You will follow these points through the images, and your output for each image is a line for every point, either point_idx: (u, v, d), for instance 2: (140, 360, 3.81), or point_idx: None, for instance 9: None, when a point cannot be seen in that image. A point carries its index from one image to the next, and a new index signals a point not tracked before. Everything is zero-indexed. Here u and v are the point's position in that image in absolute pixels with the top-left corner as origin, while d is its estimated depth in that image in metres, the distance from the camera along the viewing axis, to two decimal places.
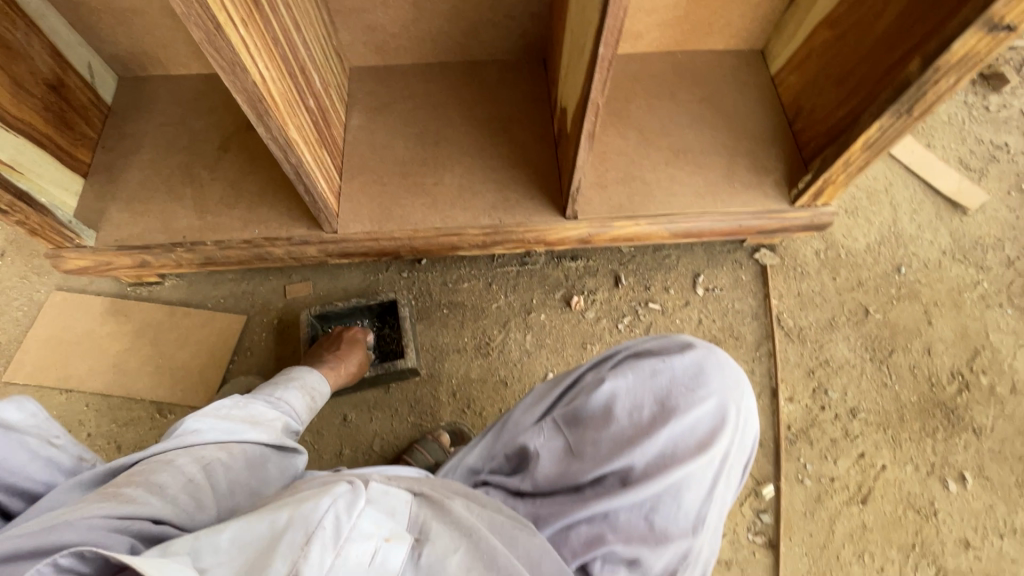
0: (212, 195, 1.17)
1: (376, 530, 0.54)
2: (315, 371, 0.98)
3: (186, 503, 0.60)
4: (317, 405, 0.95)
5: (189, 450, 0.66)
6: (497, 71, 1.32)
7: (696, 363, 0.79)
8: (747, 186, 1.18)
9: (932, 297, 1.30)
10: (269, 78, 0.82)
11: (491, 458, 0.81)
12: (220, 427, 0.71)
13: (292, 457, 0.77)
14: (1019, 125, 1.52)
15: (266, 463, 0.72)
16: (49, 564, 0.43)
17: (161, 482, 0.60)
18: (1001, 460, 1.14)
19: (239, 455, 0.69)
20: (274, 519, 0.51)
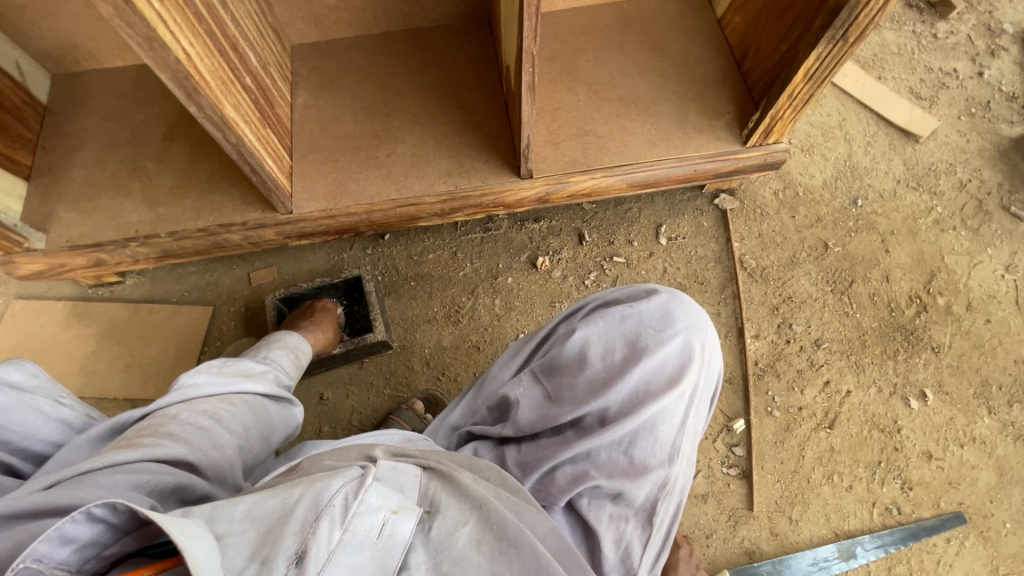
0: (162, 186, 1.15)
1: (384, 502, 0.54)
2: (298, 334, 0.98)
3: (201, 443, 0.62)
4: (303, 367, 0.95)
5: (191, 404, 0.67)
6: (443, 36, 1.30)
7: (662, 306, 0.77)
8: (699, 130, 1.19)
9: (888, 226, 1.33)
10: (194, 55, 0.80)
11: (473, 413, 0.82)
12: (216, 381, 0.72)
13: (288, 407, 0.80)
14: (967, 50, 1.53)
15: (266, 410, 0.75)
16: (84, 513, 0.44)
17: (172, 433, 0.61)
18: (959, 375, 1.18)
19: (241, 405, 0.71)
20: (286, 495, 0.52)
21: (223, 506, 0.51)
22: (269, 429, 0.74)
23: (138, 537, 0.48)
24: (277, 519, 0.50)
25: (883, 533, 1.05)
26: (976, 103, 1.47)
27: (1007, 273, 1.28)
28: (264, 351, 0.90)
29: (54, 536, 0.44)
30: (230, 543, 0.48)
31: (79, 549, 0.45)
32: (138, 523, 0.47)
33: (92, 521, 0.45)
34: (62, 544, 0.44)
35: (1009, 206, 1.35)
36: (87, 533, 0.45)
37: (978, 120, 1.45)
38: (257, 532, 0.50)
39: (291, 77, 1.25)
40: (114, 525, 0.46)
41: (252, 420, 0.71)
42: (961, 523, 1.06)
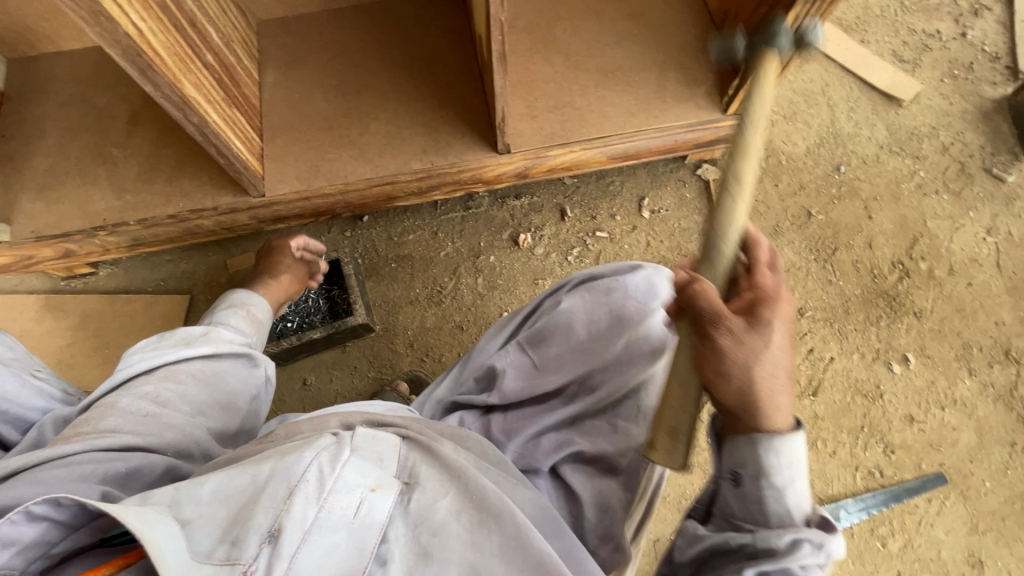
0: (128, 173, 1.11)
1: (361, 479, 0.52)
2: (250, 293, 0.93)
3: (149, 427, 0.62)
4: (266, 321, 0.92)
5: (135, 388, 0.67)
6: (414, 8, 1.26)
7: (647, 281, 0.78)
8: (679, 98, 1.16)
9: (871, 192, 1.32)
10: (147, 31, 0.76)
11: (458, 385, 0.80)
12: (155, 357, 0.71)
13: (256, 365, 0.79)
14: (950, 10, 1.51)
15: (223, 377, 0.74)
16: (22, 512, 0.46)
17: (114, 423, 0.61)
18: (941, 338, 1.19)
19: (188, 377, 0.70)
20: (256, 472, 0.51)
21: (188, 487, 0.51)
22: (232, 396, 0.74)
23: (89, 531, 0.50)
24: (247, 499, 0.49)
25: (865, 496, 1.06)
26: (959, 64, 1.45)
27: (988, 236, 1.28)
28: (215, 314, 0.87)
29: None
30: (199, 526, 0.48)
31: (24, 549, 0.47)
32: (85, 518, 0.49)
33: (33, 521, 0.46)
34: (1, 548, 0.46)
35: (991, 168, 1.34)
36: (31, 534, 0.47)
37: (961, 83, 1.43)
38: (227, 514, 0.49)
39: (258, 54, 1.21)
40: (59, 522, 0.48)
41: (205, 391, 0.71)
42: (942, 484, 1.07)
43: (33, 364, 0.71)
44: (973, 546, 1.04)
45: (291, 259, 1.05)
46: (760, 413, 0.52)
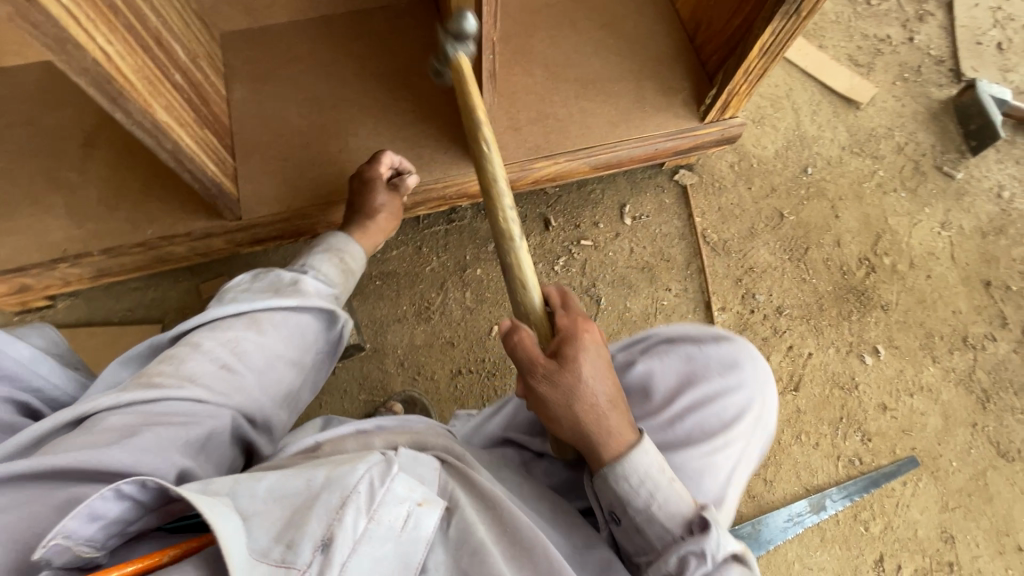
0: (88, 199, 1.04)
1: (408, 494, 0.53)
2: (348, 238, 0.99)
3: (227, 381, 0.68)
4: (354, 270, 0.96)
5: (218, 331, 0.72)
6: (388, 20, 1.23)
7: (731, 357, 0.81)
8: (657, 108, 1.19)
9: (836, 192, 1.39)
10: (114, 55, 0.71)
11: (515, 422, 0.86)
12: (243, 301, 0.77)
13: (330, 322, 0.84)
14: (897, 16, 1.59)
15: (298, 331, 0.79)
16: (113, 489, 0.46)
17: (194, 369, 0.66)
18: (907, 329, 1.27)
19: (268, 327, 0.76)
20: (311, 478, 0.52)
21: (247, 479, 0.51)
22: (303, 349, 0.79)
23: (159, 514, 0.51)
24: (301, 503, 0.49)
25: (848, 483, 1.12)
26: (908, 68, 1.54)
27: (943, 230, 1.36)
28: (311, 255, 0.93)
29: (83, 513, 0.45)
30: (255, 523, 0.48)
31: (107, 524, 0.47)
32: (162, 500, 0.50)
33: (120, 498, 0.47)
34: (89, 522, 0.46)
35: (942, 165, 1.43)
36: (115, 510, 0.47)
37: (911, 85, 1.52)
38: (281, 515, 0.49)
39: (224, 68, 1.15)
40: (139, 501, 0.49)
41: (282, 343, 0.76)
42: (914, 467, 1.14)
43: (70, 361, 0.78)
44: (945, 523, 1.11)
45: (383, 195, 1.03)
46: (595, 450, 0.65)
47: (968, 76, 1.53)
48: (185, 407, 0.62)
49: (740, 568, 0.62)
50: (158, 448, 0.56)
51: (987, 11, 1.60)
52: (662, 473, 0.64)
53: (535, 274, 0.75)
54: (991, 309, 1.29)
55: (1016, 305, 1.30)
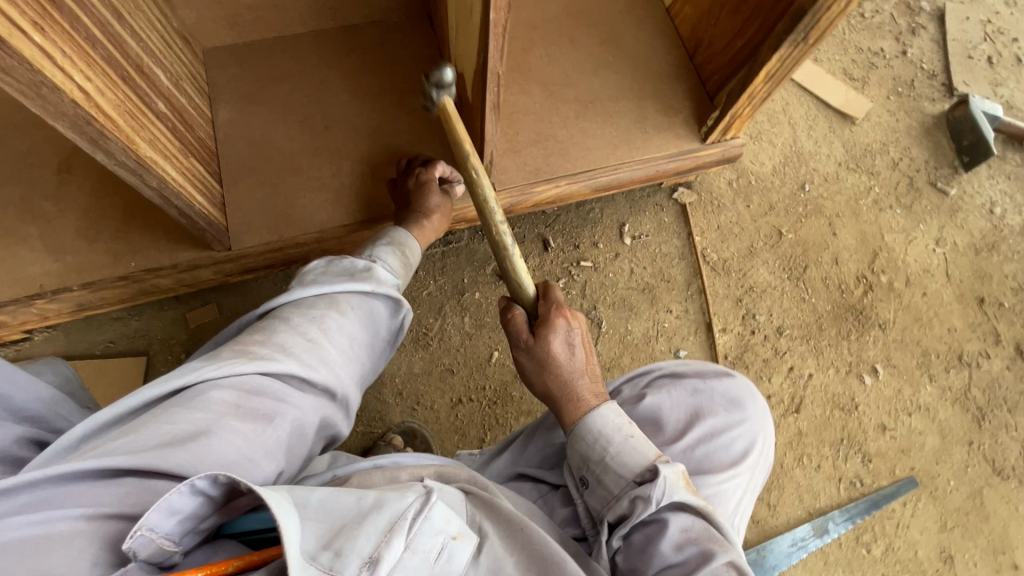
0: (66, 230, 0.98)
1: (446, 526, 0.54)
2: (410, 234, 0.95)
3: (309, 360, 0.69)
4: (414, 262, 0.94)
5: (300, 311, 0.74)
6: (380, 34, 1.18)
7: (733, 392, 0.81)
8: (658, 128, 1.16)
9: (834, 209, 1.39)
10: (92, 91, 0.66)
11: (528, 456, 0.87)
12: (321, 284, 0.78)
13: (400, 310, 0.84)
14: (891, 29, 1.59)
15: (371, 316, 0.80)
16: (188, 485, 0.46)
17: (280, 347, 0.68)
18: (904, 347, 1.27)
19: (346, 310, 0.76)
20: (361, 497, 0.53)
21: (301, 489, 0.52)
22: (376, 333, 0.80)
23: (224, 511, 0.51)
24: (351, 518, 0.50)
25: (850, 505, 1.13)
26: (902, 82, 1.54)
27: (937, 247, 1.37)
28: (374, 247, 0.90)
29: (162, 507, 0.45)
30: (308, 527, 0.49)
31: (183, 520, 0.47)
32: (232, 496, 0.50)
33: (195, 493, 0.47)
34: (168, 516, 0.46)
35: (936, 182, 1.44)
36: (190, 505, 0.47)
37: (905, 100, 1.52)
38: (329, 528, 0.49)
39: (208, 88, 1.09)
40: (211, 497, 0.48)
41: (358, 327, 0.77)
42: (914, 487, 1.15)
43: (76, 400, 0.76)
44: (944, 543, 1.13)
45: (434, 194, 0.99)
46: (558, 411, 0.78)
47: (960, 90, 1.54)
48: (274, 388, 0.64)
49: (693, 517, 0.67)
50: (254, 430, 0.58)
51: (978, 25, 1.61)
52: (624, 426, 0.73)
53: (527, 272, 0.80)
54: (985, 326, 1.31)
55: (1008, 322, 1.31)
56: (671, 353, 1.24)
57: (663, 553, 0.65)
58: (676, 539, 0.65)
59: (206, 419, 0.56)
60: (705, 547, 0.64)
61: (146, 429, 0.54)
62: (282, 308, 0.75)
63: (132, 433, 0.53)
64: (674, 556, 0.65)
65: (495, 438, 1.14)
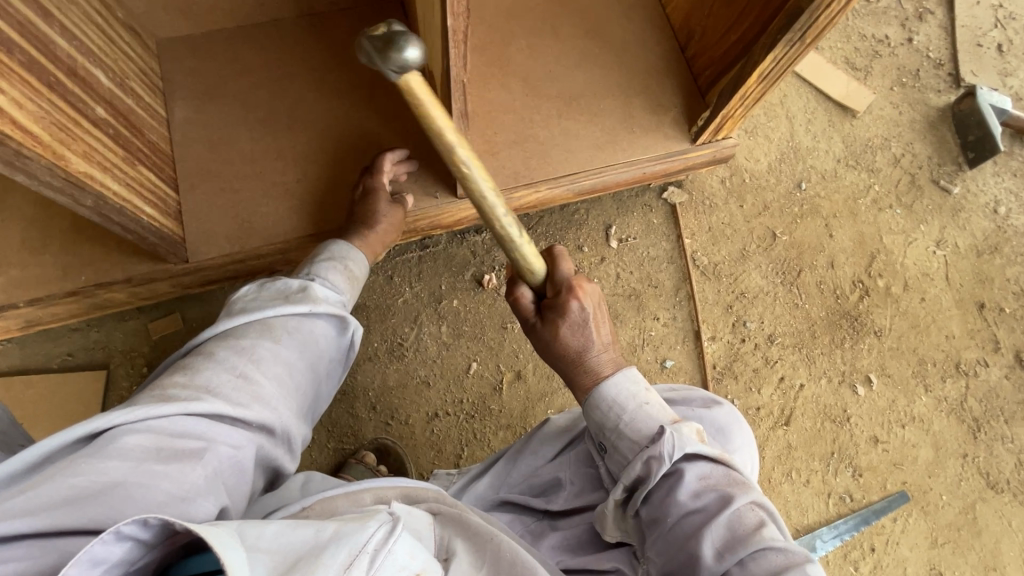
0: (9, 242, 0.92)
1: (410, 561, 0.48)
2: (351, 245, 0.90)
3: (242, 394, 0.61)
4: (360, 276, 0.88)
5: (230, 342, 0.67)
6: (348, 23, 1.09)
7: (723, 423, 0.76)
8: (646, 128, 1.09)
9: (831, 209, 1.32)
10: (6, 105, 0.59)
11: (511, 482, 0.76)
12: (253, 312, 0.71)
13: (347, 327, 0.78)
14: (897, 13, 1.48)
15: (315, 338, 0.73)
16: (114, 532, 0.40)
17: (207, 382, 0.60)
18: (900, 356, 1.23)
19: (283, 335, 0.69)
20: (320, 528, 0.47)
21: (255, 523, 0.47)
22: (320, 358, 0.73)
23: (165, 547, 0.44)
24: (307, 550, 0.45)
25: (838, 522, 1.11)
26: (907, 72, 1.44)
27: (937, 249, 1.31)
28: (313, 264, 0.84)
29: (82, 561, 0.39)
30: (258, 560, 0.43)
31: (111, 568, 0.41)
32: (171, 533, 0.43)
33: (122, 539, 0.40)
34: (93, 567, 0.40)
35: (938, 179, 1.36)
36: (118, 551, 0.41)
37: (909, 91, 1.43)
38: (281, 562, 0.44)
39: (161, 84, 1.01)
40: (142, 539, 0.42)
41: (299, 352, 0.70)
42: (905, 502, 1.13)
43: (20, 435, 0.65)
44: (933, 559, 1.12)
45: (384, 205, 0.94)
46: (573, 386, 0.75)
47: (967, 81, 1.45)
48: (204, 426, 0.56)
49: (712, 465, 0.61)
50: (180, 478, 0.50)
51: (988, 9, 1.50)
52: (638, 391, 0.69)
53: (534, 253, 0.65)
54: (984, 333, 1.26)
55: (1008, 329, 1.27)
56: (658, 362, 1.20)
57: (679, 503, 0.59)
58: (693, 486, 0.59)
59: (121, 468, 0.48)
60: (726, 492, 0.58)
61: (44, 486, 0.45)
62: (209, 341, 0.68)
63: (26, 493, 0.44)
64: (691, 505, 0.58)
65: (473, 453, 1.11)
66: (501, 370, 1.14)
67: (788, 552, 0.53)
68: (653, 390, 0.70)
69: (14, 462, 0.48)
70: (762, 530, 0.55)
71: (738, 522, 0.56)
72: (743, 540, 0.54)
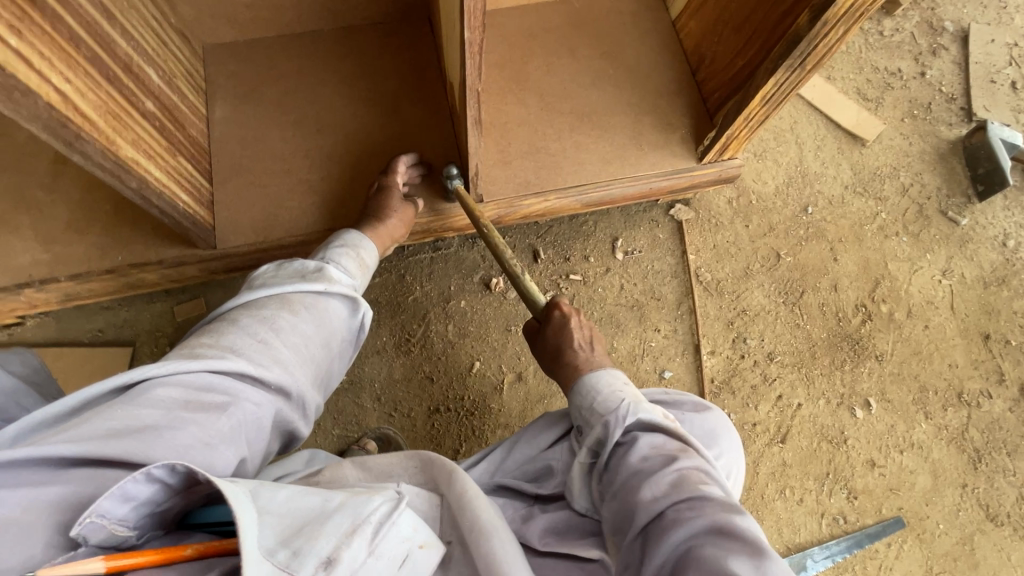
0: (56, 220, 1.00)
1: (412, 534, 0.53)
2: (360, 234, 0.94)
3: (262, 356, 0.66)
4: (371, 265, 0.93)
5: (252, 312, 0.72)
6: (378, 36, 1.17)
7: (709, 426, 0.79)
8: (654, 145, 1.14)
9: (837, 234, 1.34)
10: (71, 93, 0.67)
11: (507, 469, 0.79)
12: (273, 286, 0.77)
13: (357, 308, 0.83)
14: (911, 48, 1.51)
15: (330, 315, 0.78)
16: (145, 473, 0.44)
17: (232, 344, 0.65)
18: (900, 381, 1.23)
19: (302, 309, 0.75)
20: (328, 498, 0.51)
21: (270, 486, 0.51)
22: (334, 333, 0.78)
23: (186, 496, 0.49)
24: (313, 518, 0.48)
25: (831, 543, 1.11)
26: (918, 104, 1.47)
27: (944, 278, 1.32)
28: (328, 250, 0.90)
29: (116, 494, 0.44)
30: (267, 522, 0.46)
31: (138, 506, 0.46)
32: (193, 483, 0.48)
33: (151, 481, 0.45)
34: (123, 501, 0.45)
35: (946, 211, 1.38)
36: (146, 492, 0.46)
37: (920, 123, 1.45)
38: (289, 525, 0.47)
39: (205, 85, 1.10)
40: (169, 484, 0.47)
41: (315, 324, 0.75)
42: (900, 528, 1.13)
43: (50, 390, 0.72)
44: None
45: (396, 201, 1.00)
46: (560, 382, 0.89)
47: (979, 116, 1.47)
48: (228, 383, 0.61)
49: (666, 438, 0.68)
50: (205, 425, 0.55)
51: (1003, 47, 1.53)
52: (618, 383, 0.76)
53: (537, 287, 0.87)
54: (988, 364, 1.26)
55: (1014, 361, 1.26)
56: (656, 373, 1.22)
57: (630, 464, 0.65)
58: (645, 450, 0.66)
59: (152, 414, 0.53)
60: (674, 456, 0.65)
61: (83, 425, 0.50)
62: (232, 311, 0.73)
63: (69, 430, 0.49)
64: (640, 465, 0.65)
65: (471, 449, 1.14)
66: (503, 371, 1.18)
67: (723, 503, 0.57)
68: (630, 382, 0.77)
69: (58, 404, 0.54)
70: (701, 485, 0.60)
71: (681, 478, 0.61)
72: (682, 486, 0.60)
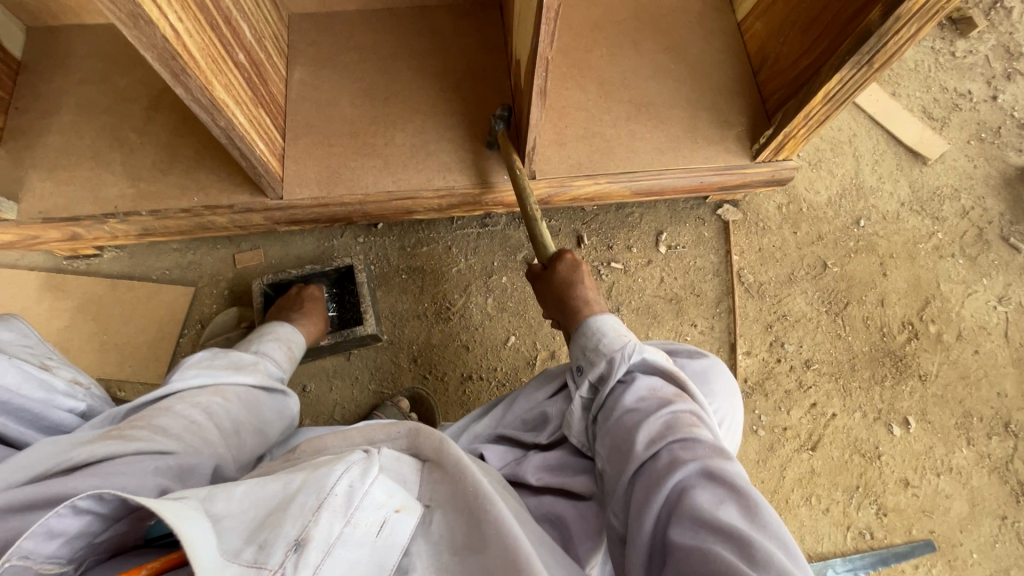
0: (143, 160, 1.09)
1: (387, 499, 0.50)
2: (293, 329, 0.99)
3: (192, 438, 0.63)
4: (298, 355, 0.97)
5: (183, 398, 0.69)
6: (450, 17, 1.23)
7: (705, 370, 0.79)
8: (708, 139, 1.15)
9: (888, 249, 1.31)
10: (183, 31, 0.74)
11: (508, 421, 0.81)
12: (206, 374, 0.74)
13: (285, 400, 0.83)
14: (984, 71, 1.47)
15: (261, 406, 0.77)
16: (69, 505, 0.44)
17: (160, 426, 0.61)
18: (943, 404, 1.20)
19: (234, 397, 0.73)
20: (290, 480, 0.49)
21: (223, 487, 0.49)
22: (263, 423, 0.76)
23: (128, 524, 0.48)
24: (277, 503, 0.47)
25: (855, 556, 1.09)
26: (987, 127, 1.43)
27: (999, 305, 1.28)
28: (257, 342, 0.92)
29: (39, 532, 0.43)
30: (225, 526, 0.45)
31: (68, 542, 0.45)
32: (129, 509, 0.47)
33: (78, 512, 0.45)
34: (48, 539, 0.44)
35: (1008, 237, 1.33)
36: (75, 526, 0.45)
37: (987, 146, 1.41)
38: (252, 521, 0.46)
39: (287, 50, 1.17)
40: (101, 514, 0.46)
41: (246, 413, 0.73)
42: (929, 551, 1.10)
43: (46, 350, 0.70)
44: None
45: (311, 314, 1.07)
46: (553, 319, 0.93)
47: None
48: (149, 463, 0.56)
49: (663, 381, 0.69)
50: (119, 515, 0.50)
51: None
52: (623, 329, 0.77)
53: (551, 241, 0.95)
54: None
55: None
56: None
57: (625, 403, 0.67)
58: (641, 392, 0.68)
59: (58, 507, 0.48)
60: (669, 400, 0.66)
61: None
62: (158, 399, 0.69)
63: None
64: (635, 405, 0.67)
65: None
66: (536, 348, 1.21)
67: (714, 448, 0.59)
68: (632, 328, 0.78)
69: None
70: (693, 428, 0.61)
71: (675, 420, 0.63)
72: (675, 430, 0.61)
